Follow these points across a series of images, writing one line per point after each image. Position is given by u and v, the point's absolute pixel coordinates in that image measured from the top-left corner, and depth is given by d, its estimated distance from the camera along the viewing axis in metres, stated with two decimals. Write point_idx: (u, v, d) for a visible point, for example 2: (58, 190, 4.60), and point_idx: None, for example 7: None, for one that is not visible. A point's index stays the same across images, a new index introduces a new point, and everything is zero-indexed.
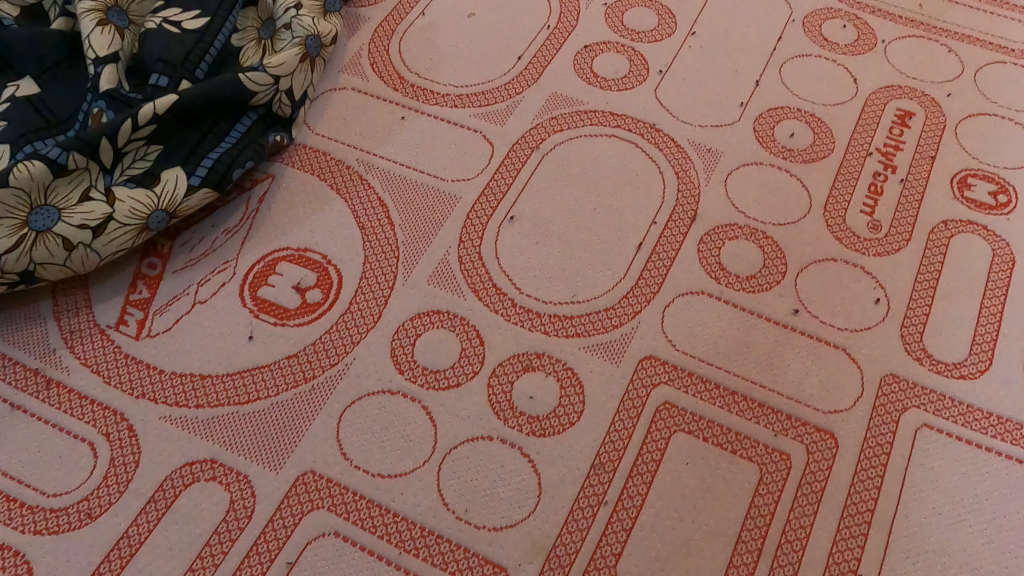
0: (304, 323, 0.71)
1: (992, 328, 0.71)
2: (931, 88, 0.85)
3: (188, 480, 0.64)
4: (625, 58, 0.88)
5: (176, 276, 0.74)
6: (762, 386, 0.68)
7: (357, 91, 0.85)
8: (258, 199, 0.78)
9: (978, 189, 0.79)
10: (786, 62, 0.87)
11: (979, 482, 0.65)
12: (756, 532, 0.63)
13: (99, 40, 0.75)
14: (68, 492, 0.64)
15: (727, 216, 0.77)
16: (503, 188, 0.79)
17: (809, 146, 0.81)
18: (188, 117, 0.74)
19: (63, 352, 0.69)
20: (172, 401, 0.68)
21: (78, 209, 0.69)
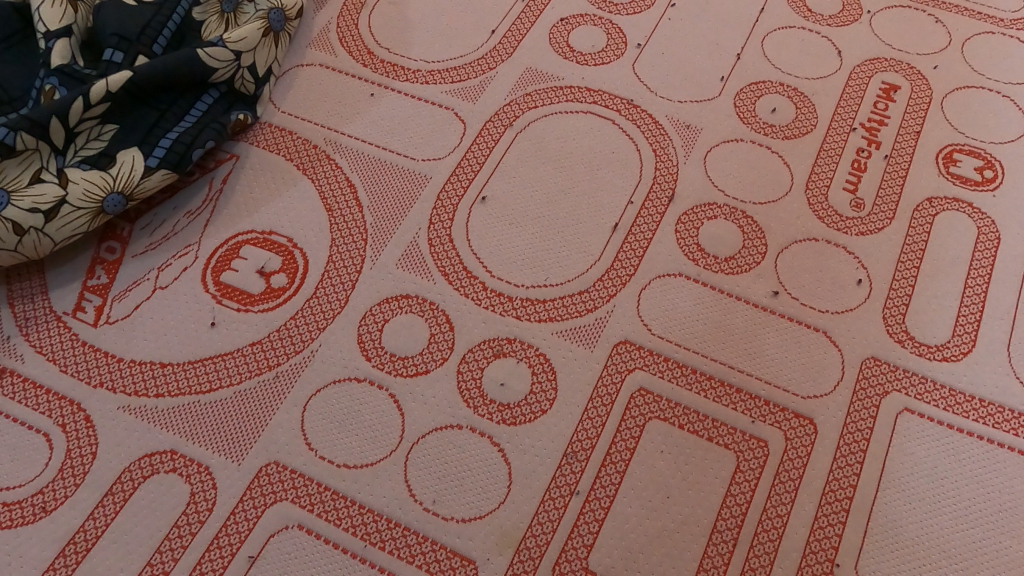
0: (268, 309, 0.69)
1: (977, 309, 0.69)
2: (917, 61, 0.83)
3: (147, 472, 0.62)
4: (603, 31, 0.85)
5: (135, 260, 0.71)
6: (740, 371, 0.66)
7: (324, 67, 0.82)
8: (222, 180, 0.75)
9: (964, 165, 0.76)
10: (768, 34, 0.84)
11: (960, 467, 0.63)
12: (732, 522, 0.61)
13: (50, 13, 0.72)
14: (22, 486, 0.61)
15: (706, 196, 0.75)
16: (475, 167, 0.76)
17: (791, 122, 0.79)
18: (143, 95, 0.71)
19: (17, 340, 0.67)
20: (131, 390, 0.65)
21: (28, 192, 0.66)
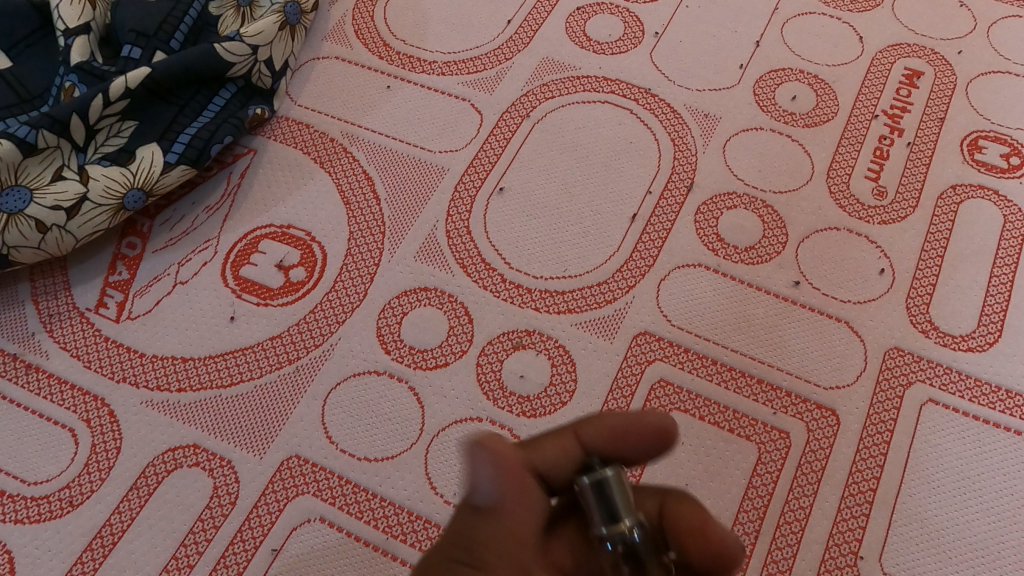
0: (288, 303, 0.69)
1: (1003, 298, 0.68)
2: (942, 46, 0.81)
3: (170, 467, 0.63)
4: (619, 20, 0.84)
5: (156, 256, 0.71)
6: (762, 362, 0.66)
7: (341, 60, 0.82)
8: (240, 173, 0.75)
9: (989, 152, 0.75)
10: (788, 21, 0.83)
11: (986, 458, 0.62)
12: (754, 514, 0.61)
13: (69, 12, 0.73)
14: (50, 480, 0.62)
15: (725, 185, 0.74)
16: (492, 159, 0.76)
17: (812, 110, 0.78)
18: (162, 91, 0.71)
19: (42, 336, 0.68)
20: (154, 384, 0.66)
21: (50, 189, 0.66)
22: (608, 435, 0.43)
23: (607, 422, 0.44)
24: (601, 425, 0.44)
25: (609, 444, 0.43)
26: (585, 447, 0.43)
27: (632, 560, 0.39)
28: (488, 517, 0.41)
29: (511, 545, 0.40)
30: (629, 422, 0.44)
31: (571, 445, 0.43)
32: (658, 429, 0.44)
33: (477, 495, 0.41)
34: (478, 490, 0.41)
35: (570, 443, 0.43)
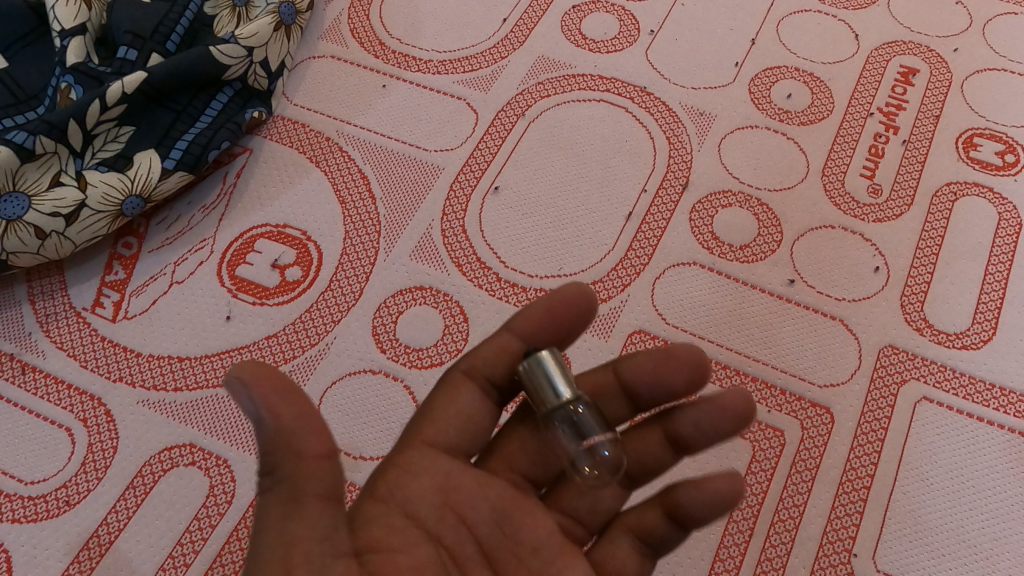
0: (283, 302, 0.69)
1: (997, 296, 0.68)
2: (937, 43, 0.81)
3: (167, 466, 0.63)
4: (615, 18, 0.84)
5: (152, 256, 0.71)
6: (756, 360, 0.66)
7: (336, 59, 0.82)
8: (236, 173, 0.75)
9: (984, 149, 0.75)
10: (784, 18, 0.83)
11: (980, 455, 0.62)
12: (749, 512, 0.61)
13: (65, 12, 0.73)
14: (46, 479, 0.63)
15: (720, 183, 0.74)
16: (488, 158, 0.76)
17: (807, 108, 0.78)
18: (159, 96, 0.71)
19: (38, 336, 0.68)
20: (150, 384, 0.66)
21: (49, 196, 0.66)
22: (531, 321, 0.51)
23: (536, 312, 0.51)
24: (531, 313, 0.51)
25: (534, 328, 0.51)
26: (519, 340, 0.51)
27: (572, 424, 0.46)
28: (433, 419, 0.50)
29: (463, 433, 0.50)
30: (549, 301, 0.51)
31: (508, 340, 0.51)
32: (577, 299, 0.52)
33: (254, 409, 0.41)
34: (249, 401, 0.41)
35: (507, 340, 0.51)
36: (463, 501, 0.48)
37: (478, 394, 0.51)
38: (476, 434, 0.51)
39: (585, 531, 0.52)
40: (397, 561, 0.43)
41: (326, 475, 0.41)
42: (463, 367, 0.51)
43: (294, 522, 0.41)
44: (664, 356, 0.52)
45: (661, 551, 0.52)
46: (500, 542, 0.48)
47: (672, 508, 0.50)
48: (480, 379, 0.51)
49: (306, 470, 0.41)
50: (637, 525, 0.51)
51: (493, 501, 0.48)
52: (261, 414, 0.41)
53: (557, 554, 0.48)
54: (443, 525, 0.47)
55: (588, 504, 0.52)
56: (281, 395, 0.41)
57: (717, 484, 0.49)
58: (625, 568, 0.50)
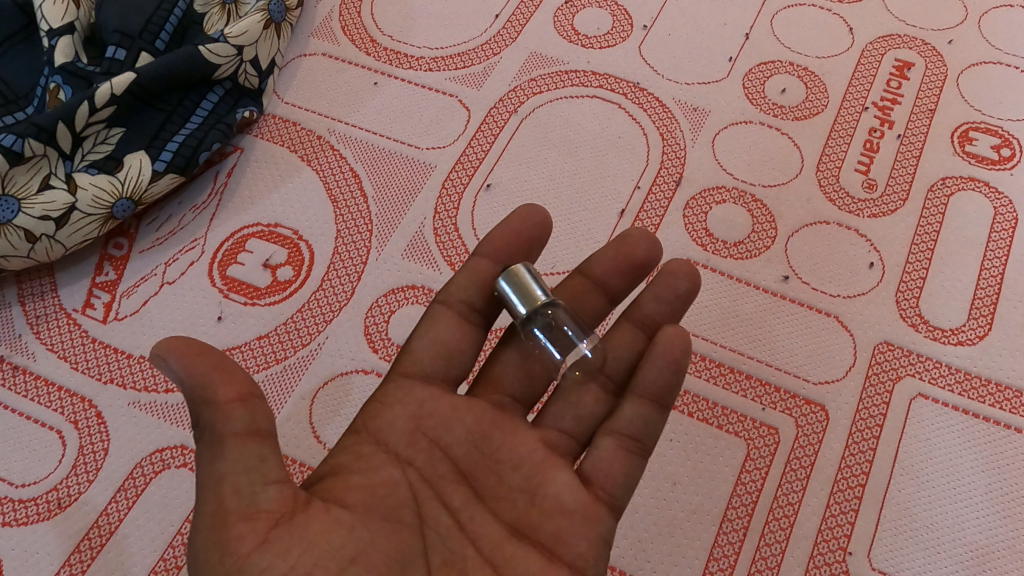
0: (275, 302, 0.69)
1: (993, 292, 0.68)
2: (932, 37, 0.80)
3: (158, 468, 0.63)
4: (608, 13, 0.83)
5: (143, 256, 0.71)
6: (750, 357, 0.65)
7: (328, 57, 0.82)
8: (227, 173, 0.74)
9: (980, 143, 0.74)
10: (778, 12, 0.83)
11: (975, 452, 0.62)
12: (743, 510, 0.60)
13: (52, 11, 0.72)
14: (37, 482, 0.62)
15: (714, 179, 0.74)
16: (480, 156, 0.75)
17: (801, 102, 0.77)
18: (149, 97, 0.71)
19: (28, 338, 0.67)
20: (141, 386, 0.66)
21: (38, 200, 0.66)
22: (495, 244, 0.56)
23: (501, 234, 0.56)
24: (495, 237, 0.56)
25: (499, 250, 0.56)
26: (489, 261, 0.56)
27: (546, 325, 0.53)
28: (413, 348, 0.54)
29: (441, 358, 0.54)
30: (506, 222, 0.56)
31: (478, 264, 0.56)
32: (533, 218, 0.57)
33: (177, 374, 0.44)
34: (165, 368, 0.44)
35: (478, 263, 0.56)
36: (437, 424, 0.51)
37: (456, 322, 0.55)
38: (456, 357, 0.55)
39: (576, 442, 0.55)
40: (349, 481, 0.47)
41: (243, 414, 0.44)
42: (441, 300, 0.56)
43: (221, 460, 0.43)
44: (620, 243, 0.58)
45: (649, 444, 0.53)
46: (478, 461, 0.51)
47: (644, 388, 0.53)
48: (456, 306, 0.55)
49: (223, 413, 0.43)
50: (620, 423, 0.53)
51: (468, 425, 0.51)
52: (181, 375, 0.44)
53: (537, 467, 0.50)
54: (414, 450, 0.50)
55: (571, 412, 0.55)
56: (192, 354, 0.44)
57: (672, 343, 0.52)
58: (614, 466, 0.51)
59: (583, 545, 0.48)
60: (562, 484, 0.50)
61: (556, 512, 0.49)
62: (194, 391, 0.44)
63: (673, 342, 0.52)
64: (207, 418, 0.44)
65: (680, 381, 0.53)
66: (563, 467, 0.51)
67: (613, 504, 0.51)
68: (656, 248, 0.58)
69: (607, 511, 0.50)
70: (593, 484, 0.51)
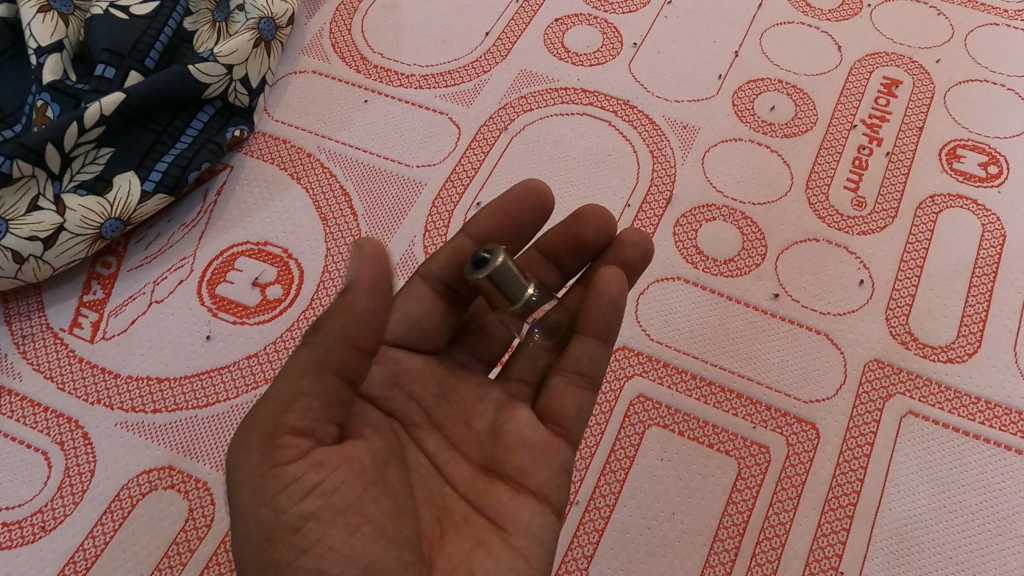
0: (264, 321, 0.68)
1: (982, 309, 0.68)
2: (919, 55, 0.81)
3: (145, 489, 0.62)
4: (598, 31, 0.84)
5: (131, 275, 0.71)
6: (741, 376, 0.65)
7: (318, 74, 0.82)
8: (217, 191, 0.74)
9: (968, 161, 0.75)
10: (766, 30, 0.83)
11: (966, 470, 0.62)
12: (734, 530, 0.60)
13: (42, 29, 0.72)
14: (22, 505, 0.61)
15: (704, 197, 0.74)
16: (470, 174, 0.75)
17: (790, 120, 0.78)
18: (138, 116, 0.70)
19: (14, 358, 0.67)
20: (128, 406, 0.65)
21: (26, 220, 0.66)
22: (481, 219, 0.54)
23: (488, 211, 0.54)
24: (484, 214, 0.55)
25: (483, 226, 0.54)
26: (471, 240, 0.54)
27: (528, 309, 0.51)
28: (386, 317, 0.52)
29: (415, 331, 0.52)
30: (498, 202, 0.55)
31: (462, 241, 0.54)
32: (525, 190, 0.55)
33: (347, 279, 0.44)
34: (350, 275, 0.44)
35: (460, 241, 0.54)
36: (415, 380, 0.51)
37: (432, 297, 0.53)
38: (426, 335, 0.53)
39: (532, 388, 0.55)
40: None
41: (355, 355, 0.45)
42: (419, 273, 0.54)
43: None
44: (573, 221, 0.58)
45: (598, 380, 0.54)
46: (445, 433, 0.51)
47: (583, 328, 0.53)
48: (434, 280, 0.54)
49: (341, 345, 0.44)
50: (565, 361, 0.53)
51: None
52: (351, 280, 0.43)
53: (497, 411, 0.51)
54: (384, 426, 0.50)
55: (528, 363, 0.55)
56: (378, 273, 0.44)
57: (609, 280, 0.52)
58: (566, 408, 0.52)
59: (545, 475, 0.49)
60: (521, 419, 0.50)
61: (518, 447, 0.49)
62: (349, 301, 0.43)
63: (606, 281, 0.52)
64: (338, 332, 0.43)
65: (616, 317, 0.52)
66: (521, 406, 0.52)
67: (571, 437, 0.52)
68: (609, 226, 0.57)
69: (565, 444, 0.51)
70: (549, 420, 0.52)
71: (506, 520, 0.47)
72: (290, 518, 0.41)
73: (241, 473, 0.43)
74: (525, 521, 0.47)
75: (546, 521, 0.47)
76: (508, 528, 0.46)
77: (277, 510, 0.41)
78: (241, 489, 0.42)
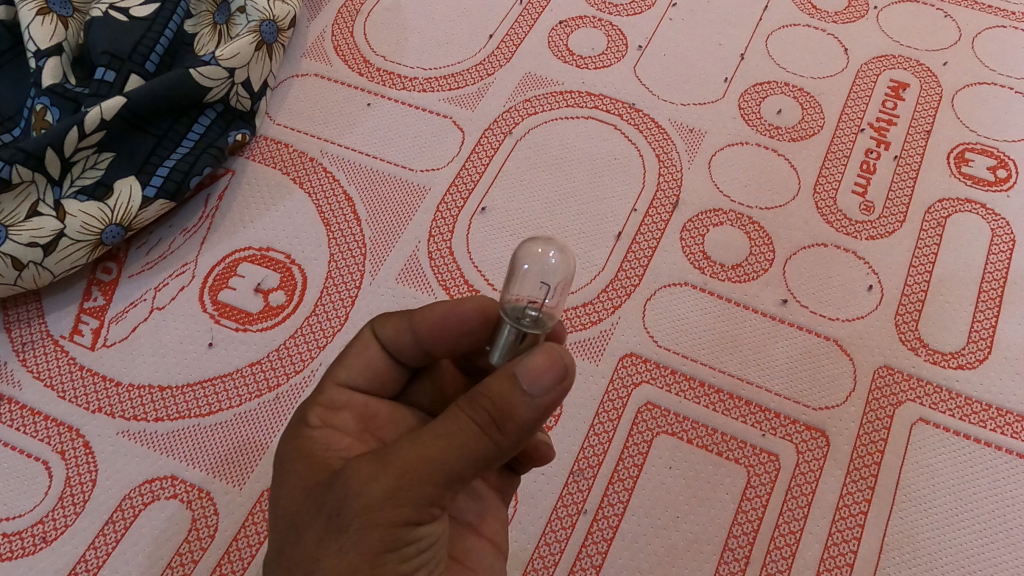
0: (267, 328, 0.68)
1: (992, 315, 0.67)
2: (926, 58, 0.80)
3: (148, 499, 0.61)
4: (603, 33, 0.83)
5: (131, 281, 0.70)
6: (750, 383, 0.65)
7: (320, 77, 0.81)
8: (218, 196, 0.73)
9: (976, 164, 0.74)
10: (772, 32, 0.83)
11: (978, 478, 0.61)
12: (744, 540, 0.59)
13: (40, 31, 0.71)
14: (22, 515, 0.61)
15: (711, 201, 0.73)
16: (474, 178, 0.75)
17: (797, 123, 0.77)
18: (139, 121, 0.70)
19: (14, 366, 0.66)
20: (130, 415, 0.64)
21: (26, 226, 0.65)
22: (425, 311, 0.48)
23: (432, 312, 0.47)
24: (426, 314, 0.48)
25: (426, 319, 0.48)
26: (410, 329, 0.48)
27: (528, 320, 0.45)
28: (346, 360, 0.50)
29: (373, 380, 0.50)
30: (454, 307, 0.47)
31: (405, 328, 0.49)
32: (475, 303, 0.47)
33: (530, 391, 0.39)
34: (529, 384, 0.39)
35: (401, 326, 0.49)
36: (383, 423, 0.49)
37: (385, 355, 0.50)
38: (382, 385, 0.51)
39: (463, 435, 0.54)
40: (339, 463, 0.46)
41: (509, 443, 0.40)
42: (373, 327, 0.50)
43: None
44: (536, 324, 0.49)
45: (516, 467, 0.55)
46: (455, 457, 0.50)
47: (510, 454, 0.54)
48: (387, 342, 0.50)
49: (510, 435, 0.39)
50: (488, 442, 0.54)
51: None
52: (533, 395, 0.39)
53: None
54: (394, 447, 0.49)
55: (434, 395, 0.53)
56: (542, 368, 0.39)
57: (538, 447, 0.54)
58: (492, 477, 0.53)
59: (497, 524, 0.51)
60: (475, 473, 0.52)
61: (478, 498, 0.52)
62: (534, 413, 0.39)
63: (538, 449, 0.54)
64: (517, 435, 0.40)
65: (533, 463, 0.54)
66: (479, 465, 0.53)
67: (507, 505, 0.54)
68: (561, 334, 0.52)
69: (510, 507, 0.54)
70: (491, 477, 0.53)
71: (469, 561, 0.48)
72: (404, 568, 0.39)
73: (376, 516, 0.38)
74: (486, 563, 0.49)
75: (500, 563, 0.50)
76: (474, 566, 0.48)
77: (402, 560, 0.39)
78: (368, 535, 0.38)
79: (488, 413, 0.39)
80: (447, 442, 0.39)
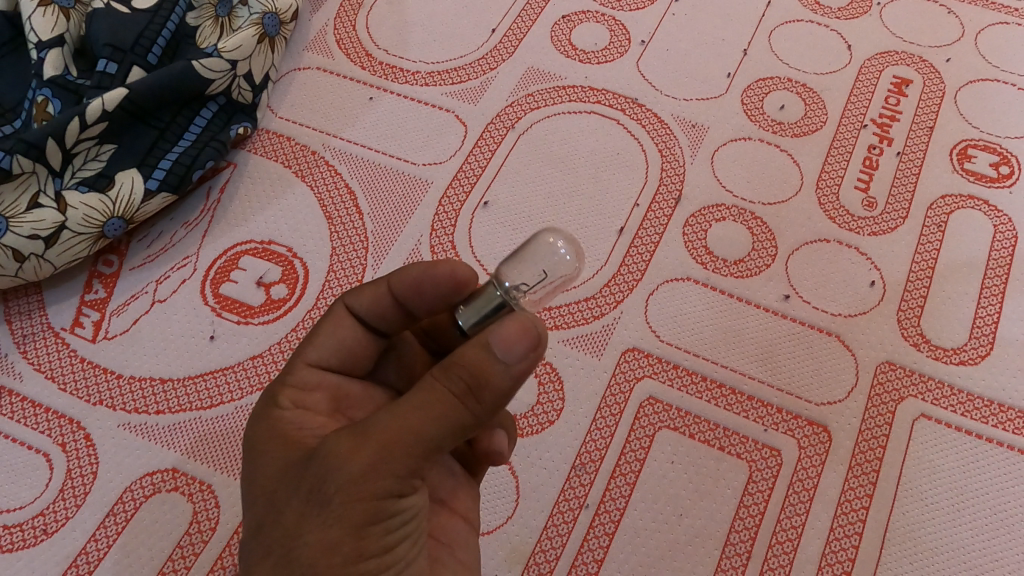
0: (269, 321, 0.68)
1: (994, 311, 0.67)
2: (930, 54, 0.80)
3: (148, 492, 0.61)
4: (605, 28, 0.83)
5: (132, 273, 0.69)
6: (752, 378, 0.65)
7: (322, 70, 0.81)
8: (220, 189, 0.73)
9: (979, 161, 0.74)
10: (775, 28, 0.82)
11: (979, 474, 0.61)
12: (746, 534, 0.59)
13: (42, 23, 0.71)
14: (23, 507, 0.60)
15: (714, 196, 0.73)
16: (477, 172, 0.75)
17: (800, 119, 0.77)
18: (140, 113, 0.69)
19: (15, 358, 0.66)
20: (131, 407, 0.64)
21: (27, 218, 0.64)
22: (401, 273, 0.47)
23: (410, 273, 0.47)
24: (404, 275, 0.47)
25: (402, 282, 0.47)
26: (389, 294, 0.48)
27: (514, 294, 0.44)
28: (317, 340, 0.48)
29: (345, 359, 0.49)
30: (429, 270, 0.47)
31: (382, 294, 0.48)
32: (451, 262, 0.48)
33: (505, 359, 0.39)
34: (504, 352, 0.39)
35: (380, 292, 0.48)
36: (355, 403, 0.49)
37: (360, 327, 0.49)
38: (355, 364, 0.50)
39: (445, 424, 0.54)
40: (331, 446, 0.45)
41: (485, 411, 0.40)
42: (343, 302, 0.49)
43: None
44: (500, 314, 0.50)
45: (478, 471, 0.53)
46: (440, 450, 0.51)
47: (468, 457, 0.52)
48: (361, 314, 0.49)
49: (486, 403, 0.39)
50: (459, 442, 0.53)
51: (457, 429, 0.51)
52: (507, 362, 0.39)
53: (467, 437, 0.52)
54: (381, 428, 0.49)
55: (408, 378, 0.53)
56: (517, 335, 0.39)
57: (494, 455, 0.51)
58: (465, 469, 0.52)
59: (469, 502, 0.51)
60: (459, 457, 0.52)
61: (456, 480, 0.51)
62: (510, 379, 0.40)
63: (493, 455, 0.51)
64: (492, 402, 0.40)
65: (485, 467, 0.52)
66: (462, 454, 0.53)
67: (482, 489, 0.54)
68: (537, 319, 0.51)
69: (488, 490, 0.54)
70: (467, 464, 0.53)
71: (445, 537, 0.48)
72: (388, 541, 0.40)
73: (357, 491, 0.38)
74: (461, 538, 0.48)
75: (474, 539, 0.49)
76: (452, 544, 0.48)
77: (386, 531, 0.39)
78: (350, 508, 0.38)
79: (464, 381, 0.39)
80: (422, 414, 0.39)
